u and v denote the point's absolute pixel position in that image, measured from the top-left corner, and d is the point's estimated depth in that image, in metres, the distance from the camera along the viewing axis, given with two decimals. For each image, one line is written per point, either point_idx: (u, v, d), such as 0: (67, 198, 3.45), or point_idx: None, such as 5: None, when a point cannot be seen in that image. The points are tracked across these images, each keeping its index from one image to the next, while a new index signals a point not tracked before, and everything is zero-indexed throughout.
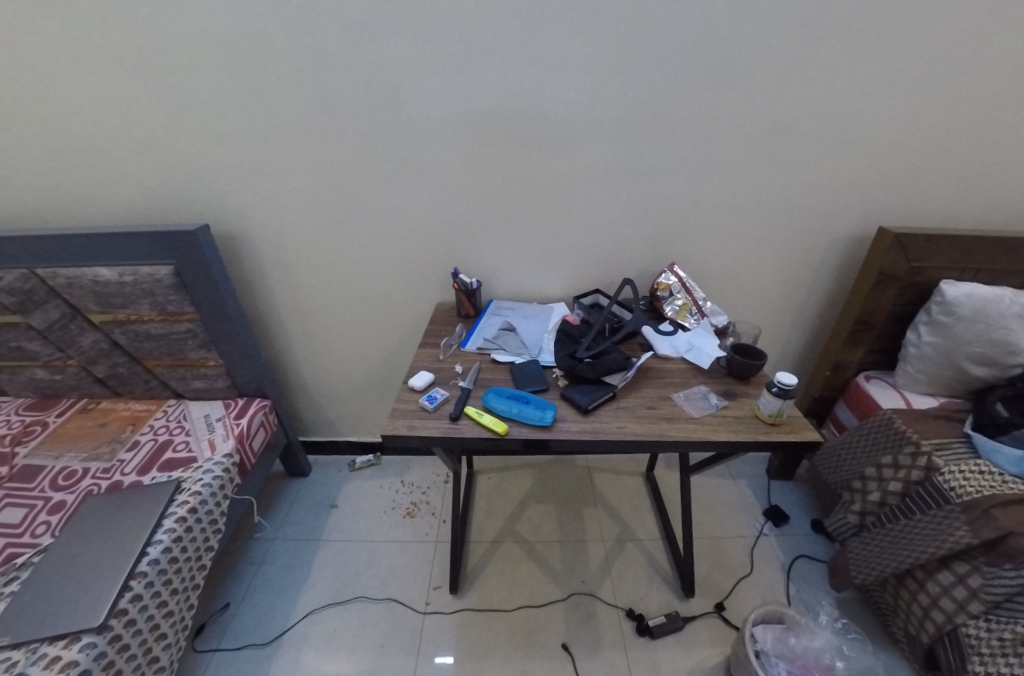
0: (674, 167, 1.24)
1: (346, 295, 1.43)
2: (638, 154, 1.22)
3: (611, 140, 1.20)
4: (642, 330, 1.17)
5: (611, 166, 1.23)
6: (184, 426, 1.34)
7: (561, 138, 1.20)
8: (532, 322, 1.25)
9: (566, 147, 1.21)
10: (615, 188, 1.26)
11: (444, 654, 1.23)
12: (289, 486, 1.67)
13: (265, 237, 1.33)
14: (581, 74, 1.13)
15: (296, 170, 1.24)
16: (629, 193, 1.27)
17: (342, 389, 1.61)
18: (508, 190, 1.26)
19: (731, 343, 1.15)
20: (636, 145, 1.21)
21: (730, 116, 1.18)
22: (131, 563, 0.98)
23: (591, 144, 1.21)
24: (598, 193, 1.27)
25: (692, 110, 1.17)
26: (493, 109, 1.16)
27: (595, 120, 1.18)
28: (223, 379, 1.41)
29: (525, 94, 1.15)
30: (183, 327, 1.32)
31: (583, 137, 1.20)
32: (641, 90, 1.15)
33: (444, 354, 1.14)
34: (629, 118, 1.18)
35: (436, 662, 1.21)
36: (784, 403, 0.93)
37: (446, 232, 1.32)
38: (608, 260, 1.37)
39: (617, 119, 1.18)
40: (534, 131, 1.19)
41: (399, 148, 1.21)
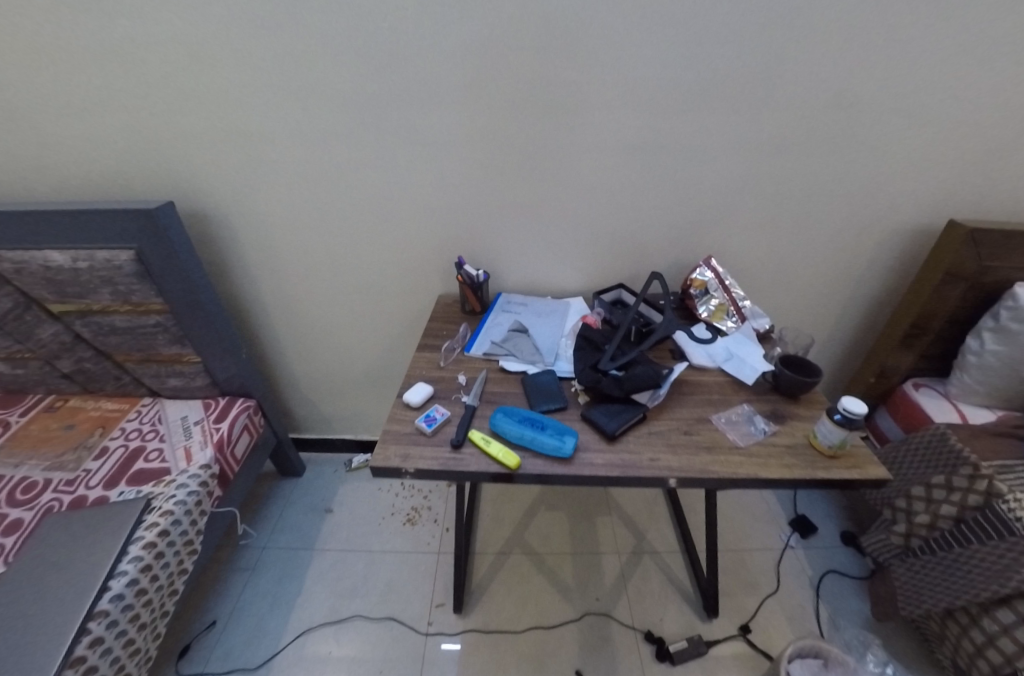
0: (717, 141, 1.06)
1: (337, 283, 1.27)
2: (675, 125, 1.04)
3: (645, 108, 1.02)
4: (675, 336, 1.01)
5: (643, 139, 1.05)
6: (158, 432, 1.22)
7: (586, 105, 1.01)
8: (546, 323, 1.08)
9: (592, 116, 1.03)
10: (647, 166, 1.09)
11: (450, 640, 1.20)
12: (280, 486, 1.56)
13: (243, 217, 1.16)
14: (613, 24, 0.93)
15: (274, 139, 1.06)
16: (663, 172, 1.10)
17: (335, 385, 1.48)
18: (521, 166, 1.09)
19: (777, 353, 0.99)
20: (674, 114, 1.03)
21: (789, 79, 0.99)
22: (90, 601, 0.86)
23: (621, 113, 1.02)
24: (627, 171, 1.09)
25: (743, 71, 0.98)
26: (505, 68, 0.98)
27: (628, 84, 0.99)
28: (202, 376, 1.28)
29: (544, 48, 0.96)
30: (152, 320, 1.17)
31: (612, 104, 1.01)
32: (685, 46, 0.95)
33: (445, 362, 0.98)
34: (668, 82, 0.99)
35: (442, 648, 1.19)
36: (848, 434, 0.78)
37: (450, 215, 1.15)
38: (634, 250, 1.20)
39: (654, 83, 0.99)
40: (555, 95, 1.00)
41: (394, 115, 1.03)
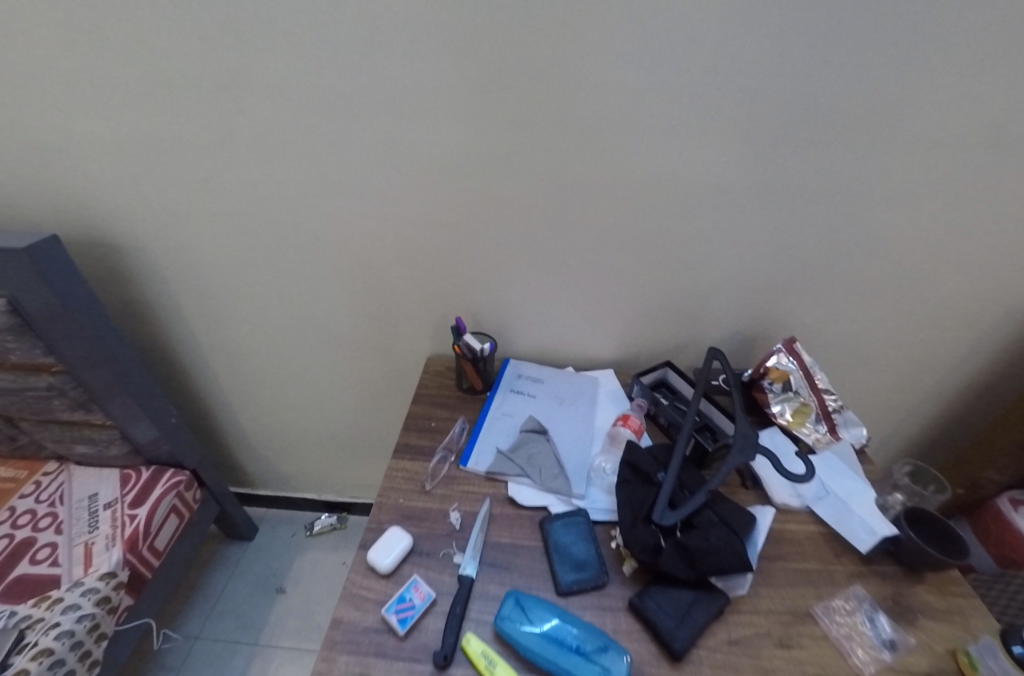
0: (838, 190, 0.74)
1: (297, 333, 0.98)
2: (782, 163, 0.72)
3: (742, 138, 0.70)
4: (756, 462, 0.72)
5: (732, 179, 0.73)
6: (55, 518, 0.94)
7: (656, 127, 0.69)
8: (572, 418, 0.80)
9: (663, 143, 0.71)
10: (730, 216, 0.77)
11: None
12: (227, 553, 1.28)
13: (167, 246, 0.86)
14: (716, 9, 0.61)
15: (208, 146, 0.75)
16: (751, 226, 0.78)
17: (296, 443, 1.19)
18: (551, 204, 0.78)
19: (899, 501, 0.70)
20: (785, 150, 0.70)
21: (965, 111, 0.66)
22: None
23: (706, 143, 0.70)
24: (701, 221, 0.78)
25: (901, 95, 0.65)
26: (544, 67, 0.66)
27: (724, 102, 0.67)
28: (118, 443, 0.98)
29: (607, 40, 0.63)
30: (41, 382, 0.87)
31: (694, 129, 0.69)
32: (821, 51, 0.63)
33: (431, 485, 0.70)
34: (785, 103, 0.67)
35: None
36: None
37: (448, 258, 0.85)
38: (696, 317, 0.89)
39: (755, 102, 0.67)
40: (613, 112, 0.68)
41: (377, 123, 0.72)
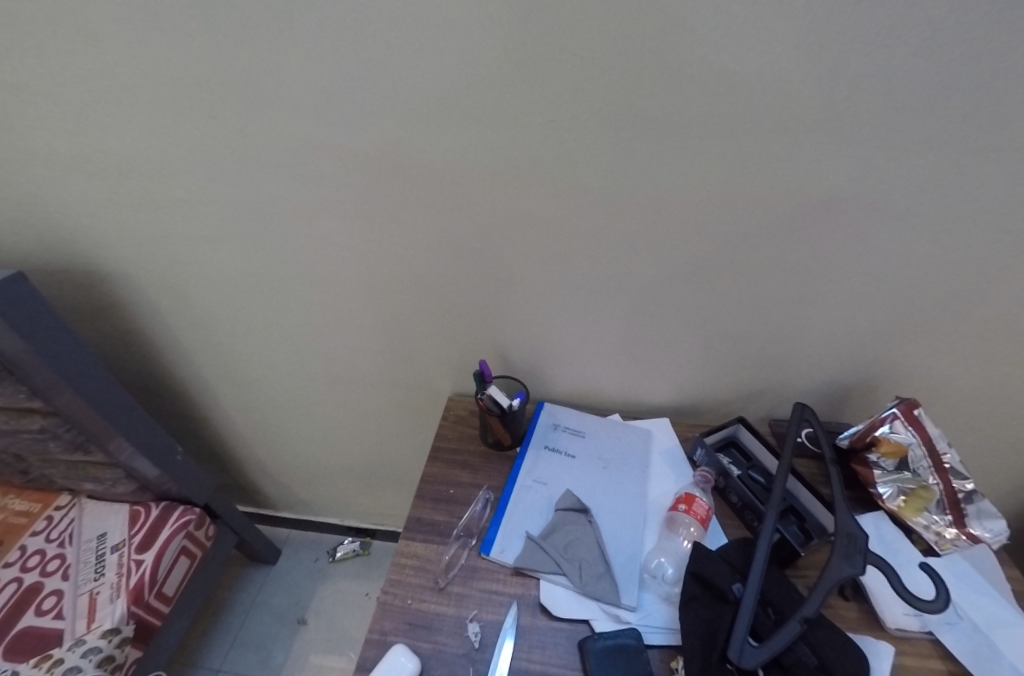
0: (1016, 215, 0.53)
1: (307, 367, 0.87)
2: (932, 182, 0.52)
3: (878, 146, 0.50)
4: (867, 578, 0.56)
5: (854, 200, 0.54)
6: (63, 561, 0.88)
7: (758, 130, 0.51)
8: (620, 491, 0.66)
9: (766, 151, 0.52)
10: (845, 246, 0.58)
11: None
12: (249, 578, 1.24)
13: (158, 275, 0.75)
14: None
15: (187, 165, 0.62)
16: (875, 259, 0.58)
17: (314, 472, 1.11)
18: (605, 231, 0.60)
19: None
20: (941, 163, 0.50)
21: None
22: None
23: (828, 150, 0.51)
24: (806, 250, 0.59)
25: None
26: (605, 56, 0.48)
27: (860, 94, 0.48)
28: (124, 482, 0.91)
29: (697, 13, 0.45)
30: (36, 426, 0.77)
31: (809, 136, 0.50)
32: (1017, 26, 0.43)
33: (446, 581, 0.58)
34: (951, 99, 0.47)
35: None
36: None
37: (473, 292, 0.70)
38: (784, 362, 0.70)
39: (912, 92, 0.47)
40: (700, 113, 0.50)
41: (385, 133, 0.56)
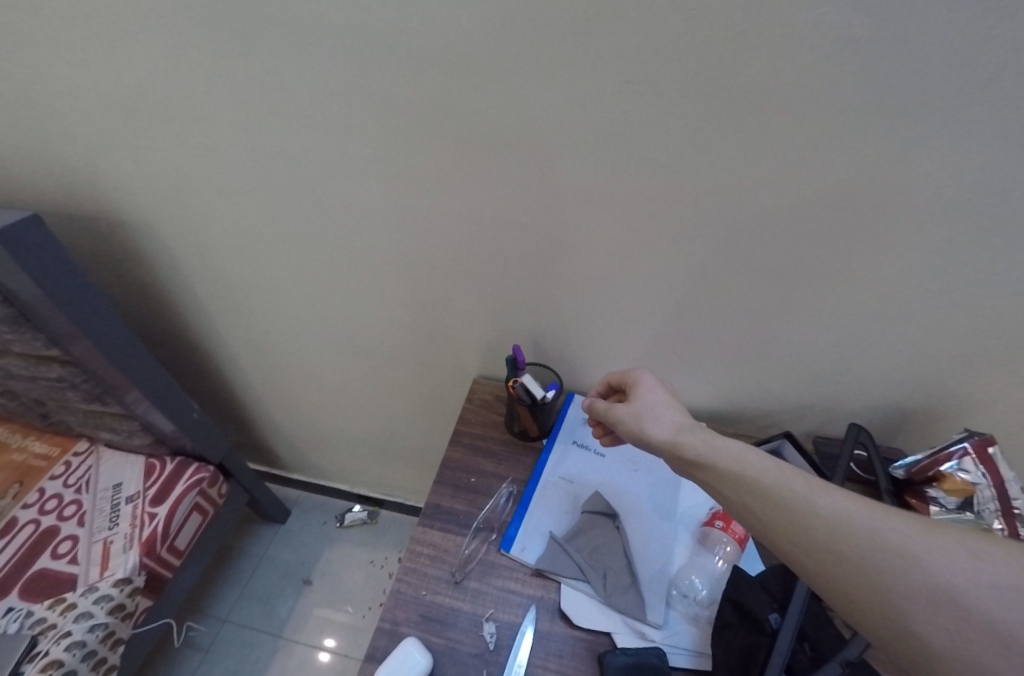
0: None
1: (329, 334, 0.84)
2: None
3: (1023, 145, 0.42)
4: None
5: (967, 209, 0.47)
6: (79, 508, 0.88)
7: (873, 112, 0.43)
8: (651, 497, 0.62)
9: (875, 139, 0.44)
10: (950, 263, 0.50)
11: None
12: (259, 534, 1.25)
13: (182, 228, 0.71)
14: None
15: (216, 110, 0.57)
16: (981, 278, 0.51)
17: (328, 438, 1.09)
18: (667, 218, 0.54)
19: None
20: None
21: None
22: None
23: (959, 146, 0.43)
24: (899, 259, 0.51)
25: None
26: (699, 17, 0.41)
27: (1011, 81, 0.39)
28: (141, 434, 0.89)
29: None
30: (54, 374, 0.75)
31: (927, 130, 0.43)
32: None
33: (462, 576, 0.55)
34: None
35: None
36: None
37: (512, 272, 0.65)
38: (846, 377, 0.64)
39: None
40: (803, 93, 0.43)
41: (434, 88, 0.50)
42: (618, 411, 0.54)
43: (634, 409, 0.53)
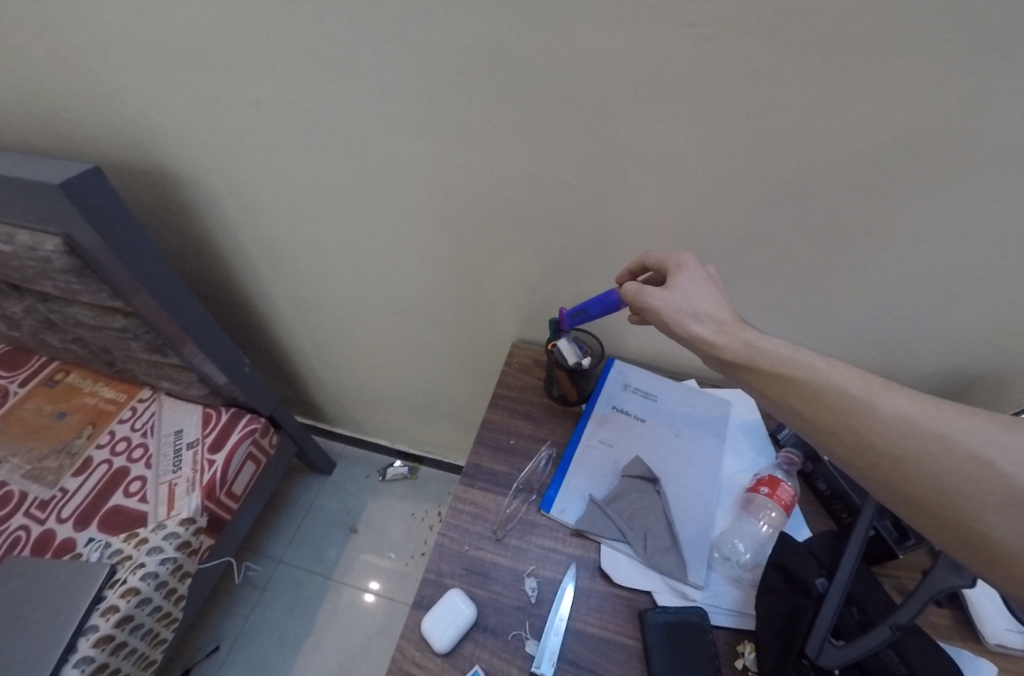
0: None
1: (371, 295, 0.84)
2: None
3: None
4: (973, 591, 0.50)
5: None
6: (146, 450, 0.95)
7: (968, 49, 0.39)
8: (692, 462, 0.61)
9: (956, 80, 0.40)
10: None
11: None
12: (306, 484, 1.32)
13: (228, 184, 0.72)
14: None
15: (261, 63, 0.56)
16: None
17: (371, 397, 1.13)
18: (727, 177, 0.50)
19: None
20: None
21: None
22: None
23: None
24: (981, 217, 0.47)
25: None
26: None
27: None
28: (197, 386, 0.94)
29: None
30: (118, 324, 0.79)
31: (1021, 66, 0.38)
32: None
33: (502, 534, 0.57)
34: None
35: None
36: None
37: (556, 232, 0.62)
38: (906, 345, 0.60)
39: None
40: (874, 29, 0.39)
41: (474, 37, 0.47)
42: (654, 298, 0.51)
43: (671, 297, 0.50)
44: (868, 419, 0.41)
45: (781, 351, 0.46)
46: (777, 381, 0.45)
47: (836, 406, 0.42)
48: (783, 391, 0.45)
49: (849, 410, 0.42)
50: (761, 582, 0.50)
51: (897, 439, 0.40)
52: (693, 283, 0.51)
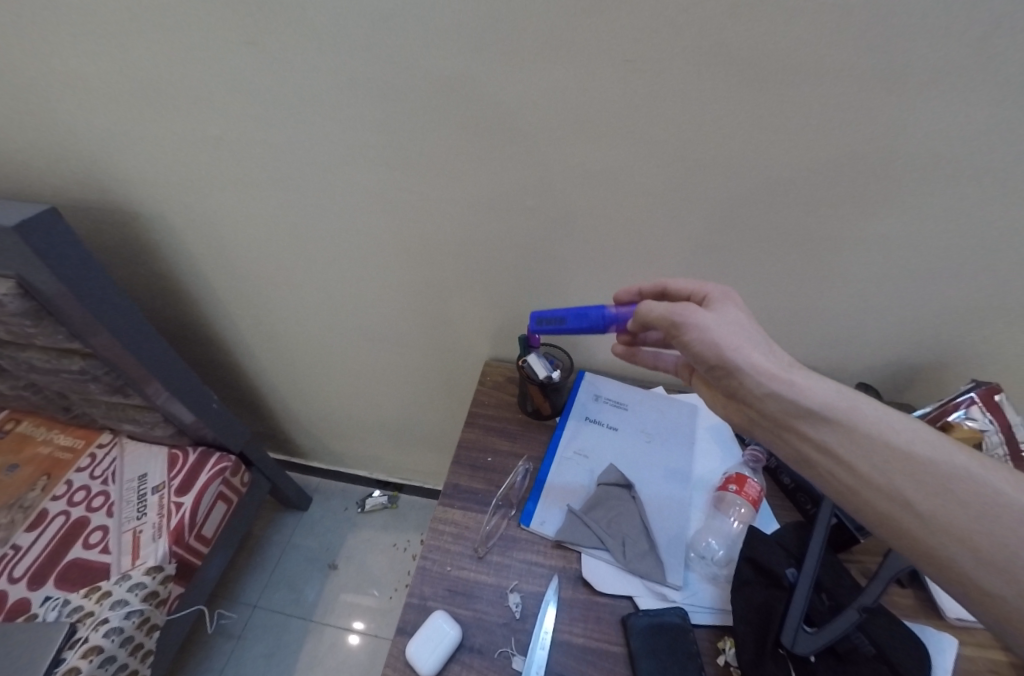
0: None
1: (341, 323, 0.84)
2: None
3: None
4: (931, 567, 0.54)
5: (967, 168, 0.46)
6: (107, 498, 0.91)
7: (879, 76, 0.42)
8: (664, 466, 0.63)
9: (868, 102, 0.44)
10: (951, 222, 0.50)
11: None
12: (281, 522, 1.28)
13: (191, 220, 0.72)
14: None
15: (222, 102, 0.57)
16: (997, 236, 0.50)
17: (346, 426, 1.12)
18: (677, 195, 0.54)
19: None
20: None
21: None
22: None
23: (949, 107, 0.43)
24: (904, 221, 0.52)
25: None
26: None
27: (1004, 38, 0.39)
28: (162, 426, 0.91)
29: None
30: (76, 367, 0.77)
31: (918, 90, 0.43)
32: None
33: (484, 551, 0.57)
34: None
35: None
36: None
37: (522, 253, 0.65)
38: (853, 342, 0.65)
39: None
40: (789, 62, 0.43)
41: (430, 74, 0.50)
42: (699, 316, 0.46)
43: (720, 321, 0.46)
44: (953, 481, 0.36)
45: (846, 396, 0.41)
46: (848, 432, 0.40)
47: (917, 465, 0.37)
48: (854, 446, 0.39)
49: (929, 469, 0.37)
50: (735, 576, 0.52)
51: (993, 509, 0.35)
52: (729, 312, 0.48)
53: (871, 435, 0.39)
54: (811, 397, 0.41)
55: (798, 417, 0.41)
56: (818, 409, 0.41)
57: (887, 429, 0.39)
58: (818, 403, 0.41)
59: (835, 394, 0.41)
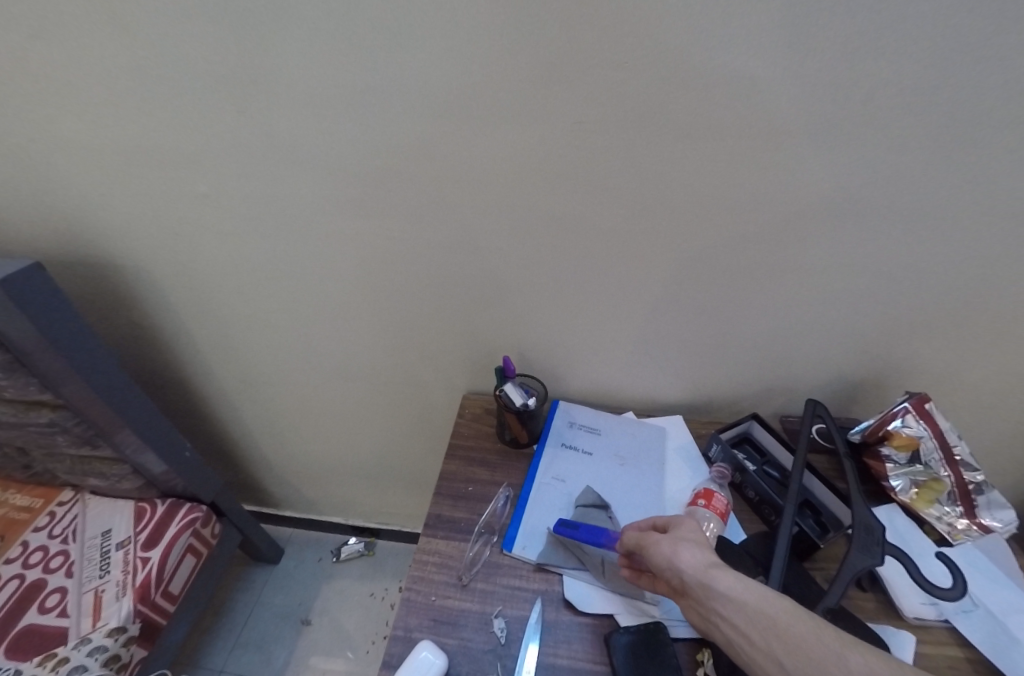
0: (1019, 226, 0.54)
1: (318, 365, 0.86)
2: (940, 193, 0.52)
3: (912, 153, 0.50)
4: (885, 567, 0.58)
5: (870, 207, 0.54)
6: (66, 558, 0.86)
7: (789, 134, 0.50)
8: (638, 487, 0.66)
9: (783, 156, 0.52)
10: (864, 254, 0.58)
11: None
12: (251, 578, 1.22)
13: (170, 270, 0.74)
14: None
15: (206, 159, 0.61)
16: (907, 261, 0.58)
17: (322, 471, 1.10)
18: (631, 233, 0.60)
19: None
20: (952, 175, 0.51)
21: None
22: None
23: (846, 159, 0.51)
24: (828, 253, 0.59)
25: None
26: (625, 69, 0.48)
27: (889, 97, 0.47)
28: (130, 479, 0.89)
29: (715, 24, 0.45)
30: (44, 419, 0.76)
31: (822, 145, 0.51)
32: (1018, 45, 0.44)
33: (468, 578, 0.57)
34: (966, 111, 0.47)
35: None
36: None
37: (493, 292, 0.69)
38: (799, 363, 0.71)
39: (921, 106, 0.48)
40: (716, 122, 0.50)
41: (405, 134, 0.56)
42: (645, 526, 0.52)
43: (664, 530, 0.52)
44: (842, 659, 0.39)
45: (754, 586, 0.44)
46: (753, 618, 0.42)
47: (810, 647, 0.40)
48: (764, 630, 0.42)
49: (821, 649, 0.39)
50: None
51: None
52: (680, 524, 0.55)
53: (773, 622, 0.42)
54: (721, 585, 0.45)
55: (711, 600, 0.44)
56: (727, 594, 0.44)
57: (789, 619, 0.41)
58: (728, 590, 0.44)
59: (743, 585, 0.44)
